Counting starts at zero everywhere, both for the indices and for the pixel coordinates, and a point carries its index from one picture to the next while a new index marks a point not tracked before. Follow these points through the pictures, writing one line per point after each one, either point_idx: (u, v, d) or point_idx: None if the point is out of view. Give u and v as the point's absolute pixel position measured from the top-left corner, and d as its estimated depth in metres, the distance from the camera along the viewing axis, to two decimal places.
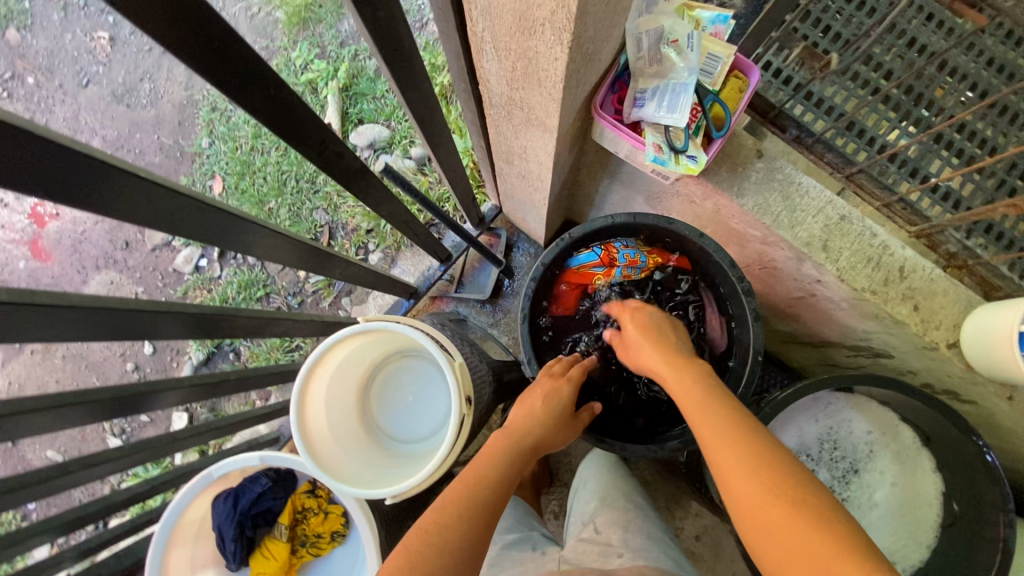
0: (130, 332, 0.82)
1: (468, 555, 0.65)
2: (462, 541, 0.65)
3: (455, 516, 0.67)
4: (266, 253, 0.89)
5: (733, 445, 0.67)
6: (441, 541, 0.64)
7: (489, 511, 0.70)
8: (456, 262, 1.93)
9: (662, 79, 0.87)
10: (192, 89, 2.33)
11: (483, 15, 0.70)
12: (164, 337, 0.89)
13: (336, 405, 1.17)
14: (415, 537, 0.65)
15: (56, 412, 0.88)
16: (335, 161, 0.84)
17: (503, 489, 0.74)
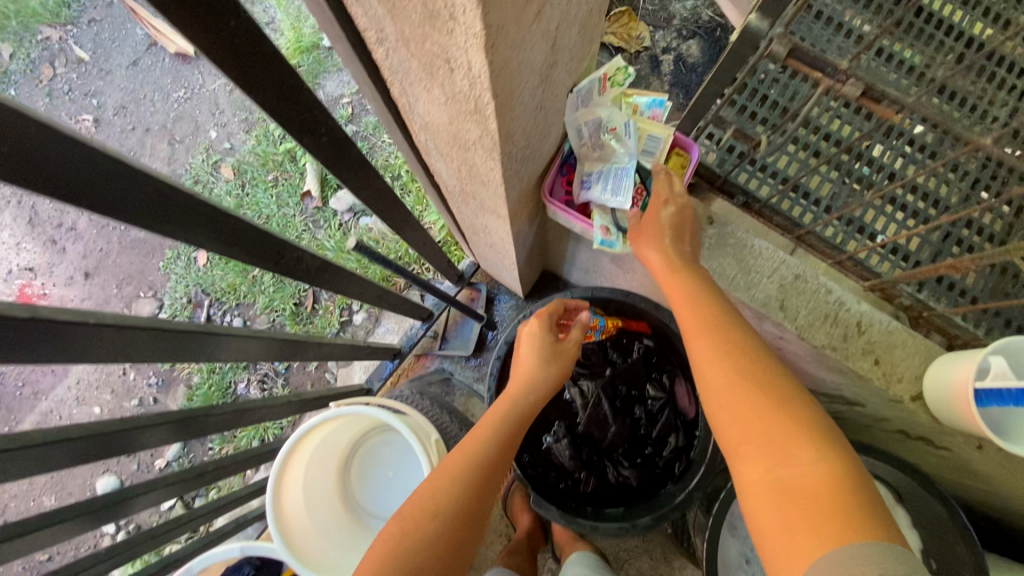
0: (100, 451, 0.86)
1: (457, 520, 0.73)
2: (451, 508, 0.73)
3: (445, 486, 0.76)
4: (231, 356, 0.91)
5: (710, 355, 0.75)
6: (432, 507, 0.73)
7: (479, 478, 0.77)
8: (439, 319, 1.93)
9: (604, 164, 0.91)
10: (175, 164, 2.39)
11: (423, 130, 0.74)
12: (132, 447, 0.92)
13: (315, 486, 1.17)
14: (410, 504, 0.74)
15: (27, 534, 0.88)
16: (293, 265, 0.87)
17: (492, 447, 0.81)
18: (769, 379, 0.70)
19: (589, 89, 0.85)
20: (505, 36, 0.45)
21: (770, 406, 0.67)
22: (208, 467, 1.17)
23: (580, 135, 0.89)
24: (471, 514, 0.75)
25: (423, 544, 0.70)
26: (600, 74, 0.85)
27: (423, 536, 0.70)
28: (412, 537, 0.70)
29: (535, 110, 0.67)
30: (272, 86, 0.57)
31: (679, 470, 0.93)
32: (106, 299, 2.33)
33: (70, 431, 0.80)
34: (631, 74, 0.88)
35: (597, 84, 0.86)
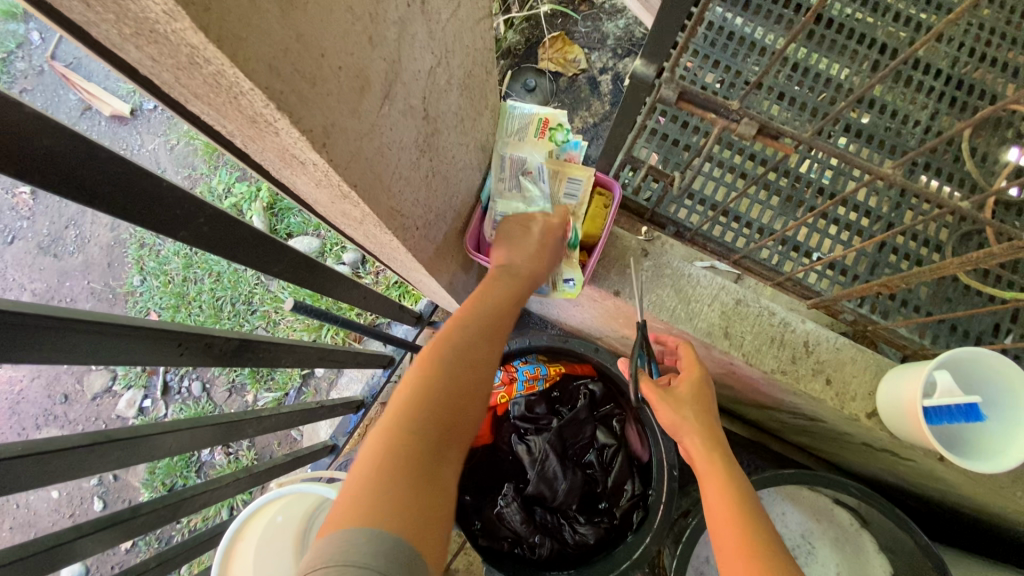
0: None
1: (469, 363, 0.70)
2: (463, 357, 0.70)
3: (450, 338, 0.71)
4: (147, 455, 0.85)
5: None
6: (441, 355, 0.69)
7: (483, 331, 0.74)
8: (401, 364, 1.88)
9: (521, 200, 0.89)
10: (119, 229, 2.31)
11: (315, 205, 0.69)
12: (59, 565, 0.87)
13: (268, 568, 1.10)
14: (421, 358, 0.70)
15: None
16: (203, 352, 0.82)
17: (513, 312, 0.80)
18: None
19: (525, 123, 0.91)
20: (340, 131, 0.41)
21: None
22: (150, 564, 1.09)
23: (506, 165, 0.90)
24: (481, 361, 0.72)
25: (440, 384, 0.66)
26: (542, 115, 0.89)
27: (439, 381, 0.66)
28: (425, 386, 0.66)
29: (426, 178, 0.64)
30: (120, 192, 0.53)
31: (637, 519, 0.88)
32: (56, 376, 2.23)
33: None
34: (569, 135, 0.91)
35: (535, 126, 0.90)
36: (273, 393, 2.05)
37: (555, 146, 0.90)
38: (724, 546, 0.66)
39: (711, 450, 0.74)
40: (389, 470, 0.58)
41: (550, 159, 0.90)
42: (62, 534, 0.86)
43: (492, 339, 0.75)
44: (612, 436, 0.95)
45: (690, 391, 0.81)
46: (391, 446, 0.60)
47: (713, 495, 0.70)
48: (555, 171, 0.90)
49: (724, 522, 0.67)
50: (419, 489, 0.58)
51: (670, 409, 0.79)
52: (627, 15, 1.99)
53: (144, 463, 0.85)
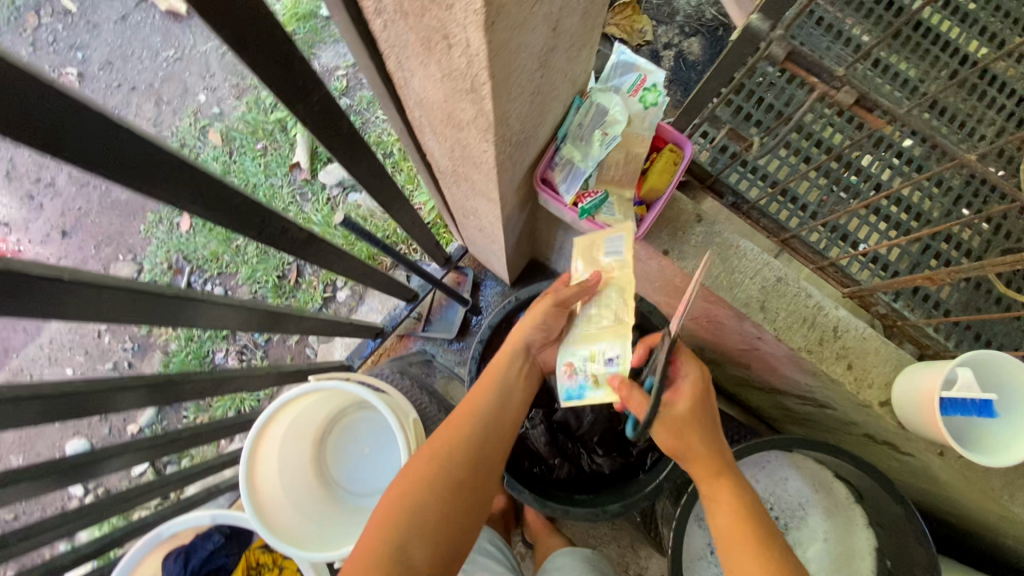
0: (77, 410, 0.86)
1: (453, 456, 0.83)
2: (461, 456, 0.84)
3: (446, 438, 0.85)
4: (211, 323, 0.91)
5: (735, 526, 0.75)
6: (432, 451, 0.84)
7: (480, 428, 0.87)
8: (423, 301, 1.94)
9: (579, 155, 0.90)
10: (161, 126, 2.33)
11: (418, 107, 0.73)
12: (115, 408, 0.93)
13: (290, 457, 1.19)
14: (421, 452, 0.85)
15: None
16: (278, 236, 0.86)
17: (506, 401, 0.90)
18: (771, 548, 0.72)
19: (624, 73, 0.87)
20: (505, 15, 0.45)
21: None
22: (183, 433, 1.18)
23: (587, 114, 0.89)
24: (479, 458, 0.85)
25: (424, 476, 0.81)
26: (643, 71, 0.86)
27: (434, 475, 0.81)
28: (413, 482, 0.81)
29: (533, 95, 0.67)
30: (264, 51, 0.56)
31: (651, 460, 0.95)
32: (82, 260, 2.28)
33: (39, 389, 0.78)
34: (660, 99, 0.87)
35: (632, 81, 0.87)
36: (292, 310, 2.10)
37: (645, 106, 0.87)
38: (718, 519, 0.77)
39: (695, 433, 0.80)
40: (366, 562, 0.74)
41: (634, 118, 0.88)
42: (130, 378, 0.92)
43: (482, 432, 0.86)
44: None
45: (687, 407, 0.81)
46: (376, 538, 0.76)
47: (724, 512, 0.77)
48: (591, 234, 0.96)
49: (743, 557, 0.73)
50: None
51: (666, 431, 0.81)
52: None
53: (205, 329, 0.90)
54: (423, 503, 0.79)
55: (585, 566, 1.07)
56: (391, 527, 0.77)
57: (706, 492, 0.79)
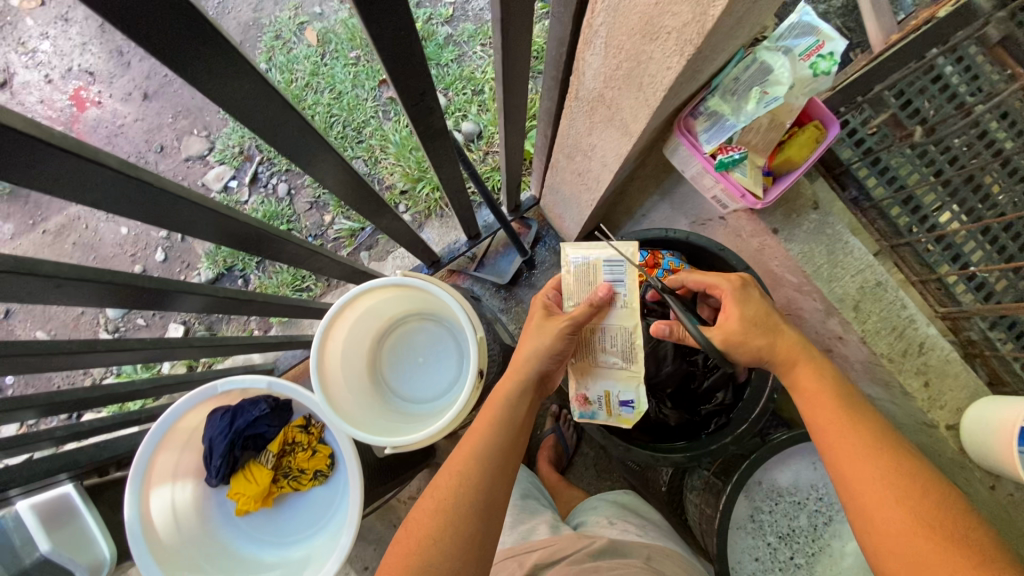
0: (174, 224, 0.78)
1: (463, 502, 0.75)
2: (471, 508, 0.74)
3: (449, 483, 0.76)
4: (330, 184, 0.92)
5: (832, 404, 0.78)
6: (438, 503, 0.75)
7: (488, 474, 0.77)
8: (483, 243, 1.95)
9: (731, 111, 0.89)
10: (261, 13, 2.33)
11: (608, 11, 0.73)
12: (197, 236, 0.85)
13: (352, 354, 1.21)
14: (425, 505, 0.76)
15: (66, 285, 0.79)
16: (422, 115, 0.87)
17: (514, 431, 0.82)
18: (872, 426, 0.75)
19: (799, 34, 0.85)
20: None
21: (879, 449, 0.72)
22: (257, 296, 1.22)
23: (753, 69, 0.86)
24: (490, 508, 0.76)
25: (431, 531, 0.73)
26: (822, 37, 0.85)
27: (444, 526, 0.73)
28: (421, 538, 0.72)
29: (738, 19, 0.66)
30: None
31: (716, 425, 0.97)
32: (157, 126, 2.31)
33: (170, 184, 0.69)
34: (831, 69, 0.86)
35: (806, 45, 0.85)
36: (349, 222, 2.11)
37: (813, 72, 0.86)
38: (810, 404, 0.80)
39: (764, 328, 0.85)
40: None
41: (800, 81, 0.87)
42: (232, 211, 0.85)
43: (493, 467, 0.78)
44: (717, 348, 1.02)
45: (737, 319, 0.86)
46: None
47: (818, 389, 0.80)
48: (589, 264, 0.94)
49: (835, 430, 0.76)
50: None
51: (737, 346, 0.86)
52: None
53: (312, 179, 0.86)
54: (432, 564, 0.70)
55: (617, 506, 1.15)
56: None
57: (796, 379, 0.83)
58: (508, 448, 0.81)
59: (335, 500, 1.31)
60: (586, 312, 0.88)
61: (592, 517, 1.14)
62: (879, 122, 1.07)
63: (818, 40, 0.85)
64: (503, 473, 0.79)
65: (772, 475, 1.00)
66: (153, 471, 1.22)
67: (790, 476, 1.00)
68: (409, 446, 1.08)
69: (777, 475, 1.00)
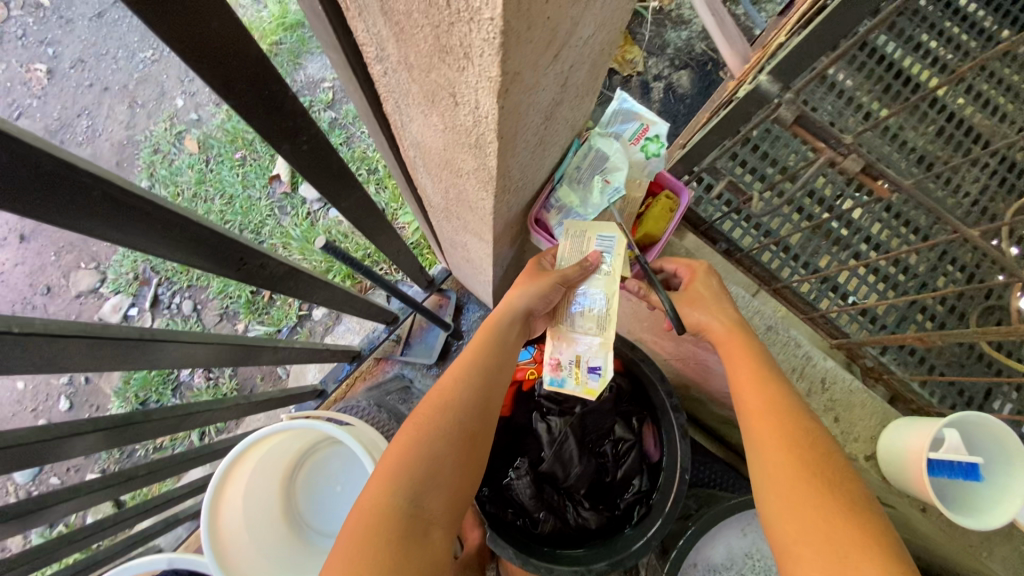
0: (27, 461, 0.78)
1: (465, 400, 0.75)
2: (461, 418, 0.74)
3: (451, 384, 0.77)
4: (178, 362, 0.84)
5: (761, 385, 0.76)
6: (440, 399, 0.75)
7: (488, 376, 0.79)
8: (403, 324, 1.86)
9: (581, 203, 0.87)
10: (134, 129, 2.23)
11: (414, 149, 0.70)
12: (62, 457, 0.84)
13: (258, 502, 1.12)
14: (425, 402, 0.76)
15: None
16: (256, 272, 0.81)
17: (514, 341, 0.84)
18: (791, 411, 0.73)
19: (623, 122, 0.88)
20: (519, 81, 0.42)
21: (790, 434, 0.71)
22: (140, 471, 1.10)
23: (590, 160, 0.86)
24: (488, 409, 0.77)
25: (435, 422, 0.73)
26: (645, 121, 0.87)
27: (444, 420, 0.73)
28: (423, 429, 0.72)
29: (536, 144, 0.63)
30: (253, 93, 0.52)
31: (639, 514, 0.91)
32: (41, 266, 2.16)
33: None
34: (661, 150, 0.89)
35: (633, 129, 0.88)
36: (264, 327, 2.00)
37: (645, 156, 0.89)
38: (739, 385, 0.78)
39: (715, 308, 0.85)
40: (377, 524, 0.63)
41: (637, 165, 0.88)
42: (87, 422, 0.84)
43: (494, 376, 0.79)
44: (625, 435, 0.98)
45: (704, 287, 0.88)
46: (389, 490, 0.66)
47: (746, 374, 0.78)
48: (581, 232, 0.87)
49: (760, 413, 0.74)
50: (397, 544, 0.62)
51: (692, 307, 0.87)
52: (691, 28, 1.89)
53: (147, 369, 0.77)
54: (433, 452, 0.70)
55: None
56: (407, 483, 0.67)
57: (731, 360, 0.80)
58: (506, 357, 0.82)
59: None
60: (574, 269, 0.85)
61: None
62: (723, 185, 1.09)
63: (642, 124, 0.88)
64: (501, 380, 0.80)
65: (705, 552, 0.96)
66: None
67: (724, 549, 0.97)
68: None
69: (710, 552, 0.97)
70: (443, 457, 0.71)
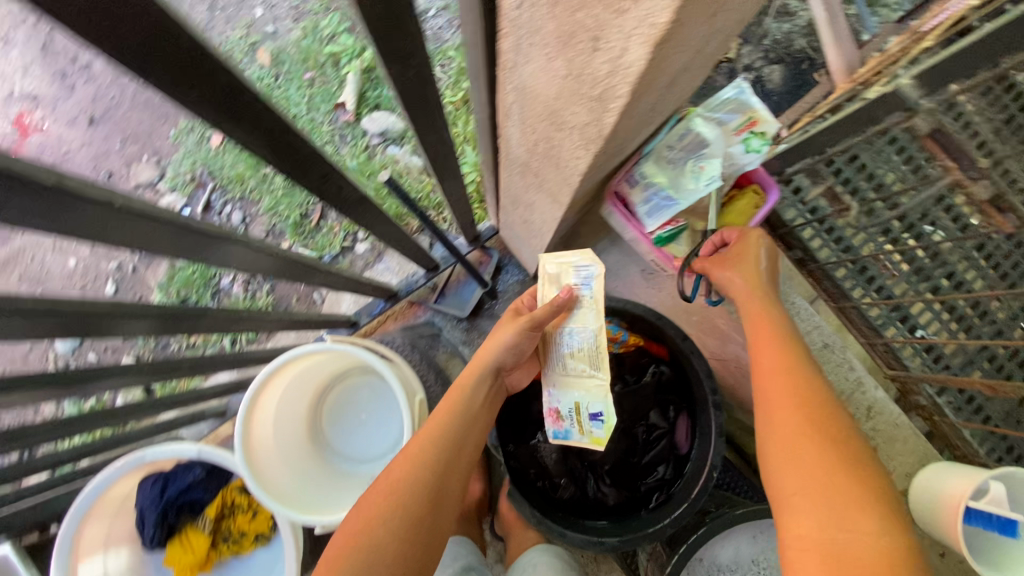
0: (92, 332, 0.80)
1: (415, 484, 0.78)
2: (410, 500, 0.76)
3: (402, 469, 0.80)
4: (243, 265, 0.86)
5: (779, 349, 0.76)
6: (390, 485, 0.78)
7: (441, 457, 0.82)
8: (442, 273, 1.87)
9: (671, 184, 0.87)
10: (211, 32, 2.24)
11: (516, 95, 0.67)
12: (123, 334, 0.87)
13: (286, 417, 1.16)
14: (376, 490, 0.79)
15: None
16: (332, 192, 0.81)
17: (467, 427, 0.87)
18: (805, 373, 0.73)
19: (731, 110, 0.84)
20: (677, 36, 0.39)
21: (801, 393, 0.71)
22: (184, 362, 1.15)
23: (687, 142, 0.84)
24: (440, 491, 0.80)
25: (382, 511, 0.75)
26: (753, 115, 0.83)
27: (392, 506, 0.75)
28: (370, 519, 0.74)
29: (648, 110, 0.61)
30: (383, 5, 0.51)
31: (658, 501, 0.92)
32: (104, 152, 2.22)
33: (58, 304, 0.70)
34: (763, 147, 0.84)
35: (738, 121, 0.84)
36: (307, 252, 2.03)
37: (745, 150, 0.84)
38: (759, 346, 0.78)
39: (750, 262, 0.85)
40: None
41: (734, 157, 0.85)
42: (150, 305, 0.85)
43: (446, 458, 0.82)
44: (658, 423, 0.98)
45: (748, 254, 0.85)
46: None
47: (766, 337, 0.78)
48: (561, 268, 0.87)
49: (773, 374, 0.74)
50: None
51: (725, 266, 0.86)
52: (795, 20, 1.77)
53: (215, 266, 0.79)
54: (379, 541, 0.72)
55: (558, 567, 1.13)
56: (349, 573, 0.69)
57: (755, 323, 0.80)
58: (459, 441, 0.85)
59: (276, 564, 1.26)
60: (544, 310, 0.85)
61: None
62: (819, 192, 1.04)
63: (749, 117, 0.84)
64: (455, 463, 0.83)
65: (714, 551, 0.97)
66: (81, 544, 1.16)
67: (733, 551, 0.97)
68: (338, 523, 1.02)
69: (718, 551, 0.97)
70: (390, 544, 0.73)
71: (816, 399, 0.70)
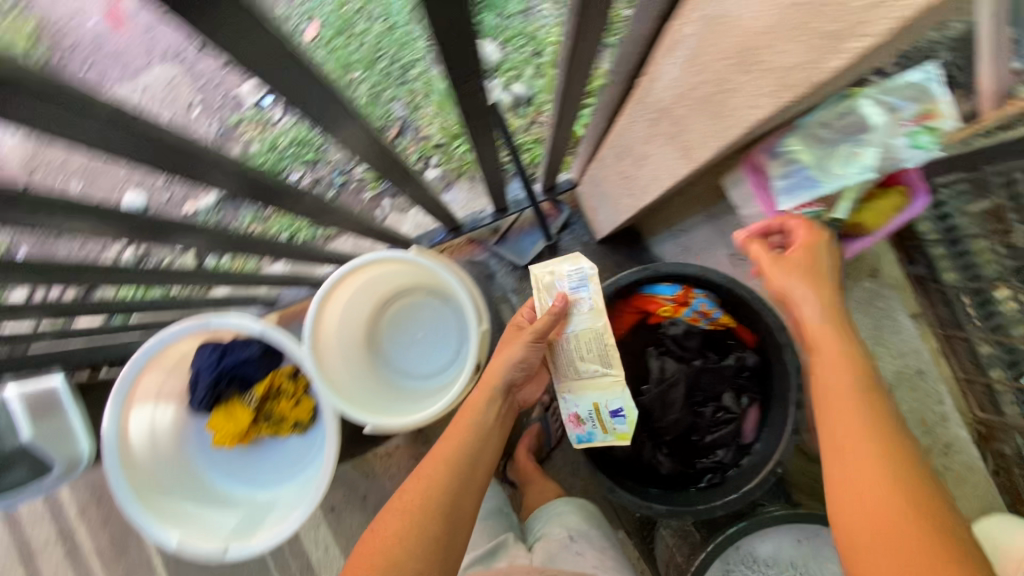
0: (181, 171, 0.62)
1: (431, 510, 0.76)
2: (428, 526, 0.74)
3: (416, 494, 0.78)
4: (350, 146, 0.81)
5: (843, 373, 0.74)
6: (405, 510, 0.76)
7: (454, 480, 0.80)
8: (508, 218, 1.82)
9: (818, 167, 0.84)
10: None
11: (702, 26, 0.62)
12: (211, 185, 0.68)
13: (350, 317, 1.17)
14: (390, 519, 0.76)
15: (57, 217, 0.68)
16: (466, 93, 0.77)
17: (479, 451, 0.86)
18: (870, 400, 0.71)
19: (903, 99, 0.76)
20: None
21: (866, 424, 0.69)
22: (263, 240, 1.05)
23: (845, 122, 0.79)
24: (455, 514, 0.78)
25: (398, 537, 0.73)
26: (931, 107, 0.74)
27: (409, 533, 0.73)
28: (388, 547, 0.72)
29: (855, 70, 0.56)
30: None
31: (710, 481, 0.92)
32: None
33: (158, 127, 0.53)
34: (931, 147, 0.74)
35: (913, 109, 0.75)
36: None
37: (909, 144, 0.75)
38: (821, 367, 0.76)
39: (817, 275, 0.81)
40: None
41: (894, 151, 0.77)
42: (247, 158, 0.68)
43: (459, 482, 0.81)
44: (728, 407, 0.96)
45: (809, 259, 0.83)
46: None
47: (829, 357, 0.76)
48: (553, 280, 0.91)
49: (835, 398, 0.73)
50: None
51: (783, 271, 0.83)
52: None
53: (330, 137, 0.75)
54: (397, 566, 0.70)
55: (580, 516, 1.16)
56: None
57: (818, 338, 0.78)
58: (472, 464, 0.84)
59: (310, 453, 1.31)
60: (545, 321, 0.88)
61: (552, 525, 1.14)
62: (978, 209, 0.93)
63: (924, 108, 0.75)
64: (469, 487, 0.81)
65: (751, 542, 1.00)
66: (137, 392, 1.21)
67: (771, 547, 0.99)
68: (389, 427, 1.04)
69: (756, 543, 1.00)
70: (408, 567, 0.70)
71: (883, 428, 0.69)
